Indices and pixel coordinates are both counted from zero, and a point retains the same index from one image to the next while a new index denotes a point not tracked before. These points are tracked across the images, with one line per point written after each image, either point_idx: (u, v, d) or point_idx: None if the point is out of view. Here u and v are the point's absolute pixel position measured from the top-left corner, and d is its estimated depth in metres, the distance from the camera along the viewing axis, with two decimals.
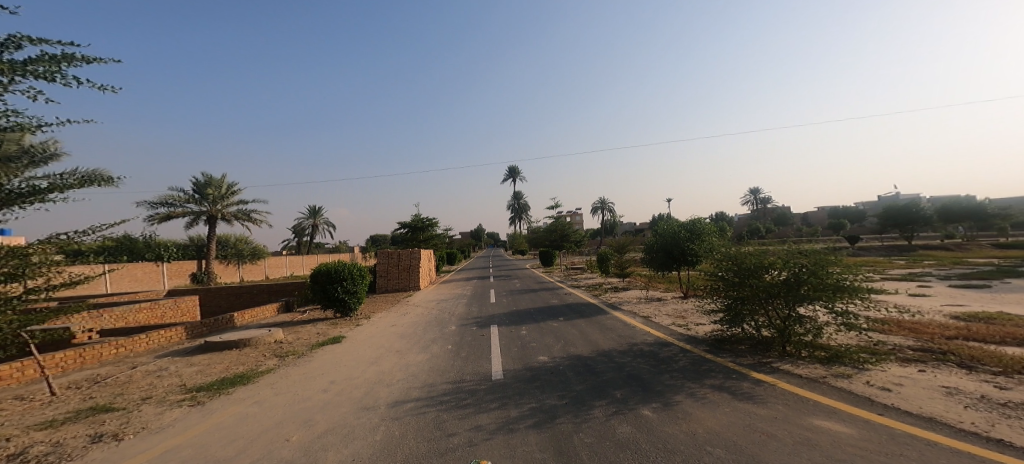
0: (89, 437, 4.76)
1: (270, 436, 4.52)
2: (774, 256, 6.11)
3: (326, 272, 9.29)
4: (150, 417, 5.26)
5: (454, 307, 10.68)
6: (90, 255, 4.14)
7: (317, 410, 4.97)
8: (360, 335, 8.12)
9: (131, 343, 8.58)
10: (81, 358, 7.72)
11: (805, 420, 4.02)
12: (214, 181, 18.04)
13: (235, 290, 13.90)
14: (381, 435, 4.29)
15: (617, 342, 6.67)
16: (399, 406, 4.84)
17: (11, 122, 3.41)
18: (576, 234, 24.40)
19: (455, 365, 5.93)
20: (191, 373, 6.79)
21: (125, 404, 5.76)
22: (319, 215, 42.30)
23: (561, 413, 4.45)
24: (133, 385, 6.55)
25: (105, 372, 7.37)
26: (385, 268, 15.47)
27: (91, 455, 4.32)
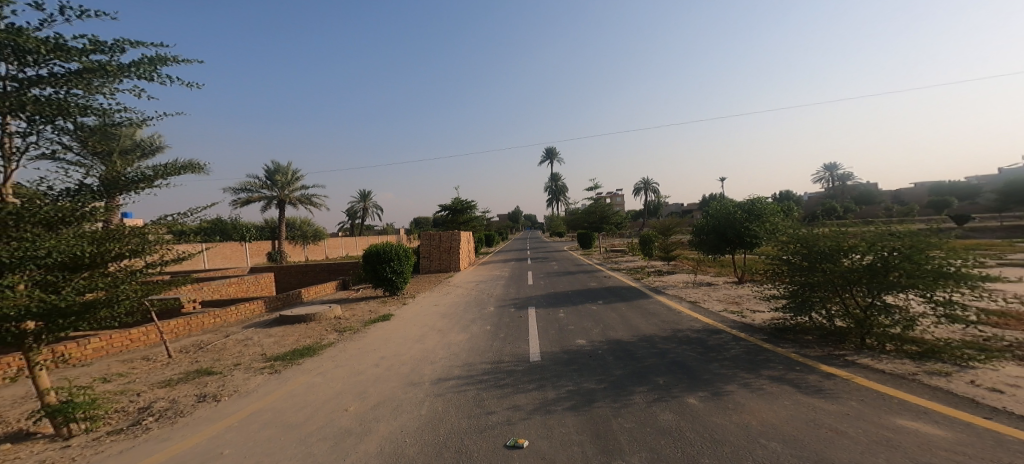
0: (194, 396, 5.50)
1: (331, 405, 4.95)
2: (856, 237, 5.51)
3: (377, 252, 9.82)
4: (239, 381, 5.96)
5: (494, 288, 10.89)
6: (190, 235, 4.64)
7: (371, 383, 5.36)
8: (409, 314, 8.57)
9: (225, 314, 9.71)
10: (188, 326, 8.87)
11: (886, 419, 3.68)
12: (282, 168, 19.58)
13: (302, 268, 15.11)
14: (427, 409, 4.56)
15: (660, 328, 6.47)
16: (442, 383, 5.10)
17: (124, 118, 4.01)
18: (617, 216, 23.70)
19: (494, 346, 6.08)
20: (270, 343, 7.57)
21: (221, 369, 6.58)
22: (369, 199, 44.47)
23: (599, 397, 4.44)
24: (225, 352, 7.42)
25: (206, 339, 8.42)
26: (428, 249, 16.04)
27: (197, 412, 5.01)
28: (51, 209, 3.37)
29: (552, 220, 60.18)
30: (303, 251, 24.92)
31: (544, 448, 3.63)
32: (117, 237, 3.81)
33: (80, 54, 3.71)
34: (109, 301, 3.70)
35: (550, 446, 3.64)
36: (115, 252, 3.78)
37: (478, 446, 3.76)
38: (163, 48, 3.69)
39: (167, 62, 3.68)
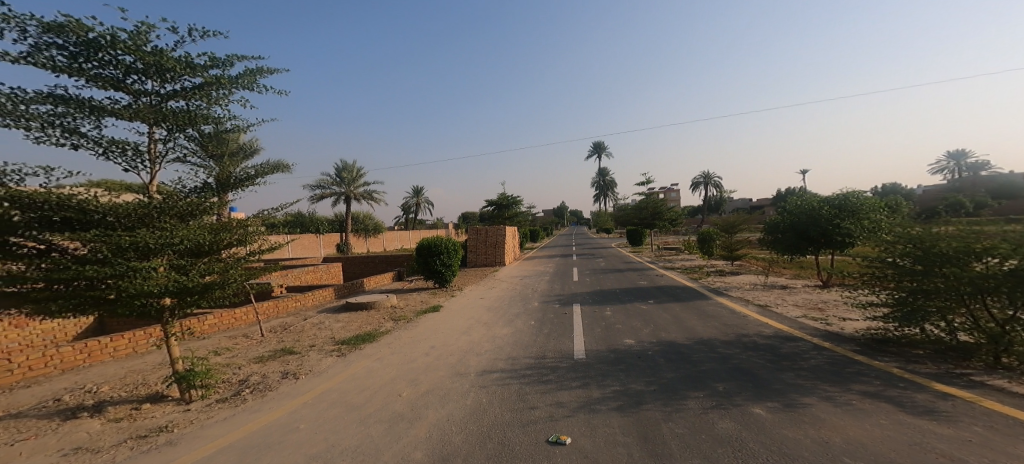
0: (278, 373, 6.10)
1: (387, 389, 5.23)
2: (993, 236, 4.46)
3: (427, 245, 10.13)
4: (313, 361, 6.52)
5: (540, 283, 10.84)
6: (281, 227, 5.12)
7: (421, 371, 5.59)
8: (456, 306, 8.81)
9: (304, 299, 10.64)
10: (277, 309, 9.86)
11: (1018, 450, 3.08)
12: (348, 165, 20.95)
13: (365, 258, 16.07)
14: (472, 400, 4.65)
15: (721, 332, 6.01)
16: (487, 375, 5.18)
17: (232, 124, 4.61)
18: (671, 212, 22.26)
19: (538, 341, 6.04)
20: (338, 328, 8.16)
21: (300, 349, 7.23)
22: (421, 194, 45.96)
23: (648, 400, 4.22)
24: (303, 334, 8.14)
25: (289, 321, 9.30)
26: (474, 243, 16.24)
27: (281, 387, 5.55)
28: (185, 203, 3.90)
29: (605, 215, 58.54)
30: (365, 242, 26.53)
31: (586, 446, 3.53)
32: (233, 228, 4.32)
33: (202, 71, 4.31)
34: (222, 283, 4.19)
35: (593, 446, 3.53)
36: (227, 241, 4.29)
37: (520, 440, 3.75)
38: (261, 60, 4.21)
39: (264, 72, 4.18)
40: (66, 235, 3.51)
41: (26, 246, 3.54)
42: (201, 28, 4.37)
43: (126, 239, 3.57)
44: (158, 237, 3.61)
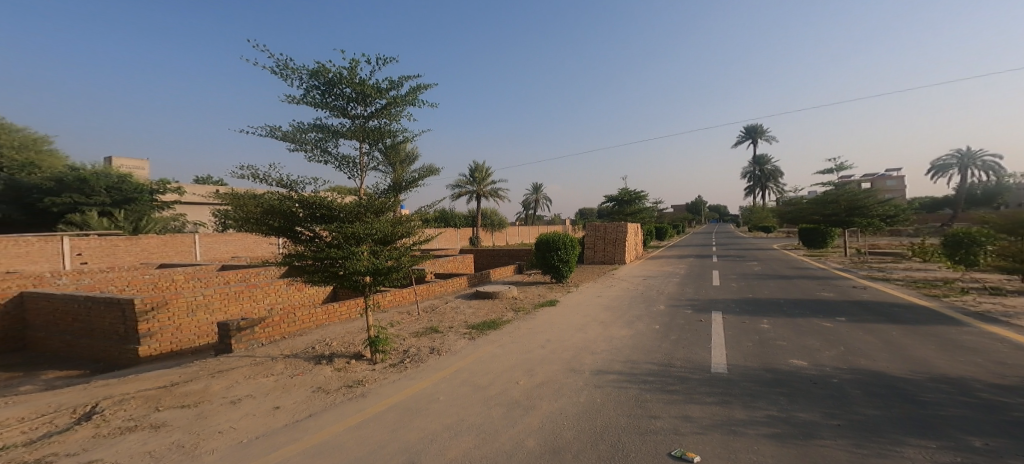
0: (426, 349, 6.83)
1: (506, 376, 5.39)
2: None
3: (546, 241, 10.18)
4: (452, 341, 7.10)
5: (667, 285, 10.09)
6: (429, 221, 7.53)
7: (537, 363, 5.68)
8: (573, 302, 8.74)
9: (446, 285, 11.80)
10: (425, 292, 11.11)
11: None
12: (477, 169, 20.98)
13: (492, 251, 16.91)
14: (586, 398, 4.54)
15: (993, 373, 4.48)
16: (602, 375, 5.03)
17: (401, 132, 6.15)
18: (877, 207, 17.90)
19: (663, 347, 5.63)
20: (470, 314, 8.77)
21: (445, 328, 7.94)
22: (540, 190, 46.70)
23: (821, 432, 3.47)
24: (445, 315, 8.99)
25: (434, 303, 10.35)
26: (593, 240, 15.94)
27: (430, 361, 6.27)
28: (375, 204, 6.75)
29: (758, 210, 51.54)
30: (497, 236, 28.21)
31: None
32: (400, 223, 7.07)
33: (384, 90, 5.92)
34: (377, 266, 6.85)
35: None
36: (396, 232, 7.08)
37: (637, 448, 3.51)
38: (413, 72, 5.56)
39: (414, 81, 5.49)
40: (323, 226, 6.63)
41: (305, 233, 6.84)
42: (387, 59, 6.12)
43: (350, 229, 6.52)
44: (359, 229, 6.50)
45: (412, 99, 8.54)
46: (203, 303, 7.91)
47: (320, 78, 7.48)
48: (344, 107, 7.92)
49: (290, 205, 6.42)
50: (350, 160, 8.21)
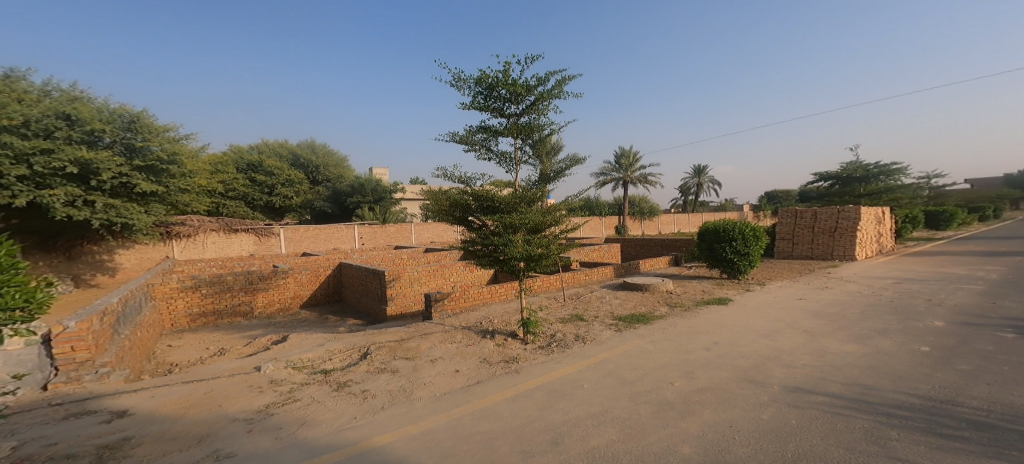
0: (572, 336, 7.49)
1: (659, 374, 5.23)
2: None
3: (714, 230, 9.08)
4: (596, 331, 7.57)
5: (898, 294, 7.97)
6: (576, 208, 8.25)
7: (698, 367, 5.27)
8: (752, 302, 7.70)
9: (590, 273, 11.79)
10: (571, 280, 11.46)
11: None
12: (625, 152, 17.87)
13: (641, 241, 15.84)
14: (773, 417, 3.83)
15: None
16: (801, 395, 4.23)
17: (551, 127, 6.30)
18: None
19: (933, 377, 4.29)
20: (616, 304, 9.07)
21: (591, 318, 8.31)
22: (704, 173, 42.30)
23: None
24: (590, 303, 9.46)
25: (578, 291, 10.78)
26: (791, 231, 13.68)
27: (573, 349, 6.89)
28: (529, 196, 7.75)
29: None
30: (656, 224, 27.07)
31: None
32: (550, 213, 8.04)
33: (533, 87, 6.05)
34: (532, 253, 7.89)
35: None
36: (547, 221, 8.03)
37: None
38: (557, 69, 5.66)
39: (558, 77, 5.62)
40: (488, 216, 7.93)
41: (475, 222, 8.17)
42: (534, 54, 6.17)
43: (508, 220, 7.69)
44: (517, 220, 7.58)
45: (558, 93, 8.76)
46: (416, 278, 11.51)
47: (481, 83, 7.97)
48: (500, 108, 8.37)
49: (465, 198, 7.81)
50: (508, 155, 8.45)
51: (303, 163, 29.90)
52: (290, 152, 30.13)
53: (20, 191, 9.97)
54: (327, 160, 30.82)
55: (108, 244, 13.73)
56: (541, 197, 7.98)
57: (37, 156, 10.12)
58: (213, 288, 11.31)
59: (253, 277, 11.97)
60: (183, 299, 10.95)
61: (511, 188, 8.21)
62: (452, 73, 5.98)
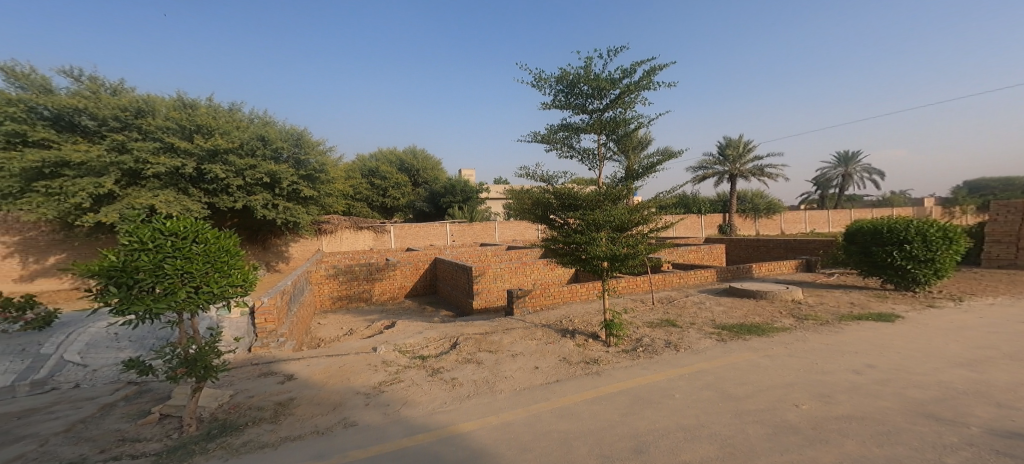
0: (662, 341, 7.38)
1: (779, 393, 4.80)
2: None
3: (874, 230, 8.00)
4: (692, 339, 7.35)
5: None
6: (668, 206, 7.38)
7: (836, 390, 4.74)
8: (933, 323, 6.49)
9: (685, 276, 11.14)
10: (664, 282, 10.90)
11: None
12: (733, 141, 15.73)
13: (756, 242, 14.16)
14: (952, 459, 3.19)
15: None
16: (999, 438, 3.45)
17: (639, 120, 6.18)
18: None
19: None
20: (719, 312, 8.63)
21: (682, 324, 8.19)
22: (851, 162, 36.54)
23: None
24: (685, 310, 9.04)
25: (673, 295, 10.30)
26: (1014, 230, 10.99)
27: (663, 355, 6.77)
28: (616, 194, 7.05)
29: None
30: (776, 223, 24.33)
31: None
32: (638, 210, 7.24)
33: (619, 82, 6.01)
34: (623, 252, 7.17)
35: None
36: (635, 220, 7.23)
37: None
38: (645, 65, 5.63)
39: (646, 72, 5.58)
40: (570, 214, 7.34)
41: (557, 220, 7.59)
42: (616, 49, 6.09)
43: (592, 218, 7.06)
44: (603, 216, 6.93)
45: (647, 85, 8.02)
46: (500, 275, 11.24)
47: (562, 81, 7.48)
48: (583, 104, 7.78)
49: (547, 196, 7.31)
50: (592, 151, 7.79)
51: (406, 167, 31.19)
52: (395, 155, 31.46)
53: (239, 197, 13.91)
54: (425, 162, 31.95)
55: (287, 238, 17.96)
56: (627, 194, 7.23)
57: (247, 169, 13.89)
58: (345, 277, 12.48)
59: (371, 268, 12.92)
60: (324, 286, 12.25)
61: (594, 185, 7.54)
62: (533, 75, 6.17)
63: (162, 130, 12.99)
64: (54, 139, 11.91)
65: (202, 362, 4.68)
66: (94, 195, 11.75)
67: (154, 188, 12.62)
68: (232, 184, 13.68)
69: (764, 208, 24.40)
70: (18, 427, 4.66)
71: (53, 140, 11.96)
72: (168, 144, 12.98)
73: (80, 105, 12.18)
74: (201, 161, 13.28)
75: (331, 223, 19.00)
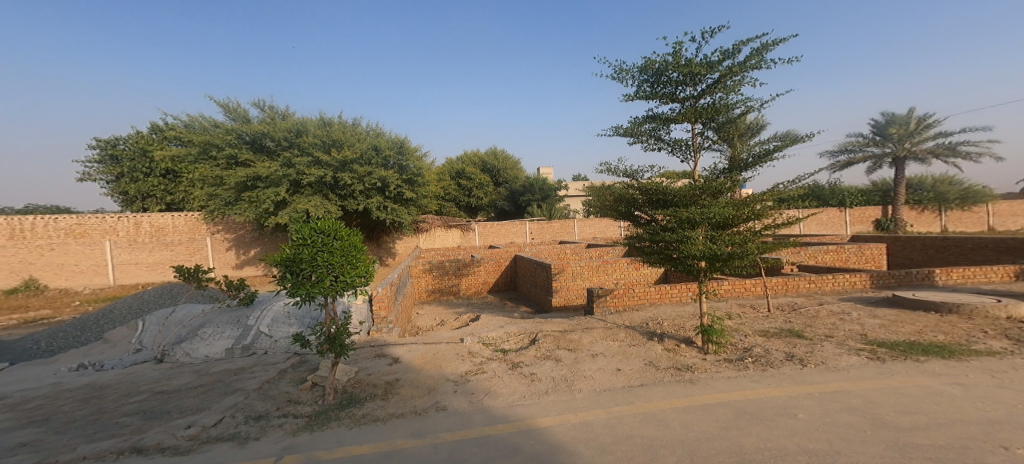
0: (783, 353, 5.50)
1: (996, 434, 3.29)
2: None
3: None
4: (828, 354, 5.42)
5: None
6: (793, 200, 5.22)
7: None
8: None
9: (820, 281, 8.95)
10: (787, 286, 8.91)
11: None
12: (898, 116, 13.00)
13: (939, 242, 11.54)
14: None
15: None
16: None
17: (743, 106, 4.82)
18: None
19: None
20: (873, 326, 6.50)
21: (812, 336, 6.21)
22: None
23: None
24: (819, 320, 6.97)
25: (800, 302, 8.18)
26: None
27: (784, 369, 5.00)
28: (719, 186, 4.99)
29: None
30: (983, 216, 19.23)
31: None
32: (748, 204, 5.15)
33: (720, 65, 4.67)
34: (731, 255, 5.16)
35: None
36: (745, 217, 5.13)
37: None
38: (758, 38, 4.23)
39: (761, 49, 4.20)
40: (658, 211, 5.42)
41: (640, 216, 5.70)
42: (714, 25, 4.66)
43: (684, 215, 5.08)
44: (699, 212, 4.95)
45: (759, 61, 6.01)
46: (579, 272, 9.76)
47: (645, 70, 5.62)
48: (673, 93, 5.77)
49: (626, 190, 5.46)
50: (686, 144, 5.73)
51: (489, 168, 30.11)
52: (478, 156, 30.45)
53: (362, 201, 14.39)
54: (505, 161, 30.48)
55: (395, 235, 18.35)
56: (733, 186, 5.14)
57: (367, 176, 14.33)
58: (438, 271, 11.85)
59: (457, 264, 12.05)
60: (421, 280, 11.79)
61: (689, 180, 5.54)
62: (612, 67, 5.04)
63: (309, 146, 14.06)
64: (252, 160, 14.04)
65: (339, 339, 4.46)
66: (274, 201, 13.53)
67: (308, 195, 13.82)
68: (357, 190, 14.31)
69: (956, 198, 19.36)
70: (232, 382, 5.22)
71: (251, 160, 14.08)
72: (314, 158, 13.92)
73: (265, 131, 14.17)
74: (335, 171, 14.05)
75: (427, 222, 18.85)
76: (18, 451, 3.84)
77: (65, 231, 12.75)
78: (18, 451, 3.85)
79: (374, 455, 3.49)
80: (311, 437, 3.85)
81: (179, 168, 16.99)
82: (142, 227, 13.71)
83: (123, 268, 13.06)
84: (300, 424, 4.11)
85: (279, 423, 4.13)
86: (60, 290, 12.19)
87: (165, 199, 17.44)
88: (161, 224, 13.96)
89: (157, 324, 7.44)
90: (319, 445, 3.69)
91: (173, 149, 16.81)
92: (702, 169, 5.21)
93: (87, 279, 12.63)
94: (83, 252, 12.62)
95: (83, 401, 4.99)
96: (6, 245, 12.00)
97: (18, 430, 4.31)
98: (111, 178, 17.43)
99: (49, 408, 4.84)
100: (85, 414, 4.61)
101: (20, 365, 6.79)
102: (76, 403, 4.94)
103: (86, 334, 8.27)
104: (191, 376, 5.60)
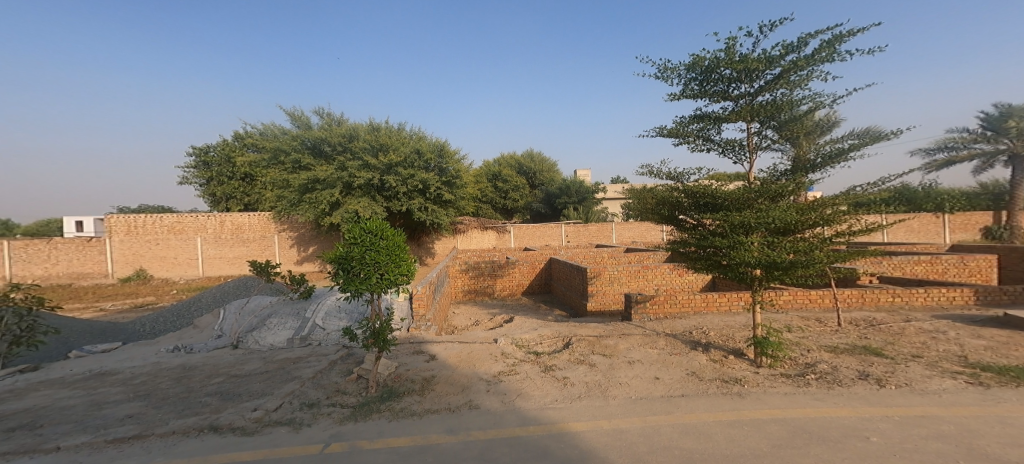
0: (856, 371, 4.08)
1: None
2: None
3: None
4: (916, 376, 3.94)
5: None
6: (876, 205, 3.83)
7: None
8: None
9: (907, 294, 6.70)
10: (862, 300, 6.74)
11: None
12: (1016, 107, 11.89)
13: None
14: None
15: None
16: None
17: (812, 102, 3.85)
18: None
19: None
20: (982, 346, 4.76)
21: (895, 355, 4.57)
22: None
23: None
24: (902, 338, 5.19)
25: (879, 318, 6.14)
26: None
27: (855, 389, 3.68)
28: (781, 186, 3.64)
29: None
30: None
31: None
32: (817, 207, 3.77)
33: (785, 58, 3.77)
34: (795, 266, 3.77)
35: None
36: (813, 222, 3.74)
37: None
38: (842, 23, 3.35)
39: (848, 37, 3.33)
40: (705, 215, 4.04)
41: (687, 221, 4.29)
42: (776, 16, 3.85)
43: (737, 218, 3.73)
44: (757, 217, 3.62)
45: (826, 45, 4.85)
46: (616, 277, 8.53)
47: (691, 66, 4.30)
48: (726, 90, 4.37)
49: (669, 193, 4.18)
50: (737, 143, 4.40)
51: (525, 170, 29.51)
52: (516, 160, 29.84)
53: (406, 202, 14.08)
54: (542, 165, 29.72)
55: (434, 235, 18.00)
56: (798, 187, 3.77)
57: (409, 178, 13.96)
58: (474, 272, 11.34)
59: (494, 265, 11.48)
60: (457, 279, 11.31)
61: (743, 182, 4.20)
62: (654, 65, 4.32)
63: (360, 150, 14.04)
64: (312, 164, 14.21)
65: (383, 333, 3.92)
66: (330, 203, 13.55)
67: (358, 197, 13.70)
68: (400, 192, 13.97)
69: None
70: (291, 370, 4.83)
71: (311, 164, 14.22)
72: (364, 162, 13.81)
73: (323, 136, 14.36)
74: (382, 174, 13.82)
75: (463, 224, 18.52)
76: (126, 423, 3.54)
77: (168, 227, 13.52)
78: (125, 422, 3.56)
79: (410, 449, 2.91)
80: (356, 426, 3.32)
81: (258, 172, 17.84)
82: (225, 225, 14.01)
83: (211, 261, 13.71)
84: (346, 412, 3.58)
85: (328, 412, 3.62)
86: (162, 280, 13.11)
87: (244, 200, 17.86)
88: (240, 223, 14.25)
89: (235, 312, 7.29)
90: (362, 435, 3.15)
91: (252, 156, 17.64)
92: (760, 170, 4.00)
93: (182, 271, 13.45)
94: (181, 246, 13.45)
95: (177, 380, 4.73)
96: (125, 239, 13.09)
97: (127, 403, 4.06)
98: (202, 181, 18.22)
99: (151, 384, 4.61)
100: (179, 391, 4.34)
101: (128, 345, 6.76)
102: (171, 381, 4.69)
103: (182, 320, 8.31)
104: (259, 362, 5.30)
